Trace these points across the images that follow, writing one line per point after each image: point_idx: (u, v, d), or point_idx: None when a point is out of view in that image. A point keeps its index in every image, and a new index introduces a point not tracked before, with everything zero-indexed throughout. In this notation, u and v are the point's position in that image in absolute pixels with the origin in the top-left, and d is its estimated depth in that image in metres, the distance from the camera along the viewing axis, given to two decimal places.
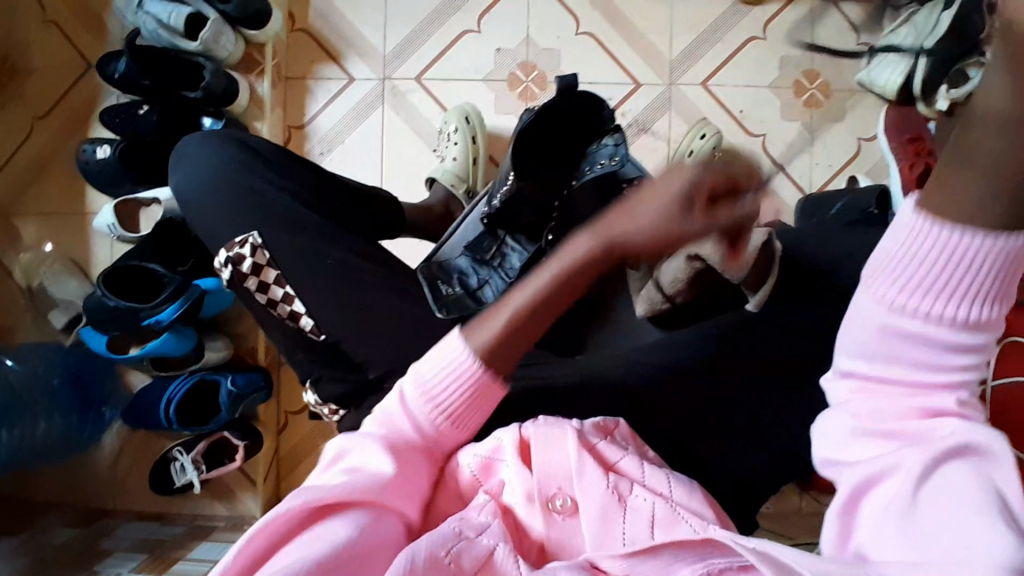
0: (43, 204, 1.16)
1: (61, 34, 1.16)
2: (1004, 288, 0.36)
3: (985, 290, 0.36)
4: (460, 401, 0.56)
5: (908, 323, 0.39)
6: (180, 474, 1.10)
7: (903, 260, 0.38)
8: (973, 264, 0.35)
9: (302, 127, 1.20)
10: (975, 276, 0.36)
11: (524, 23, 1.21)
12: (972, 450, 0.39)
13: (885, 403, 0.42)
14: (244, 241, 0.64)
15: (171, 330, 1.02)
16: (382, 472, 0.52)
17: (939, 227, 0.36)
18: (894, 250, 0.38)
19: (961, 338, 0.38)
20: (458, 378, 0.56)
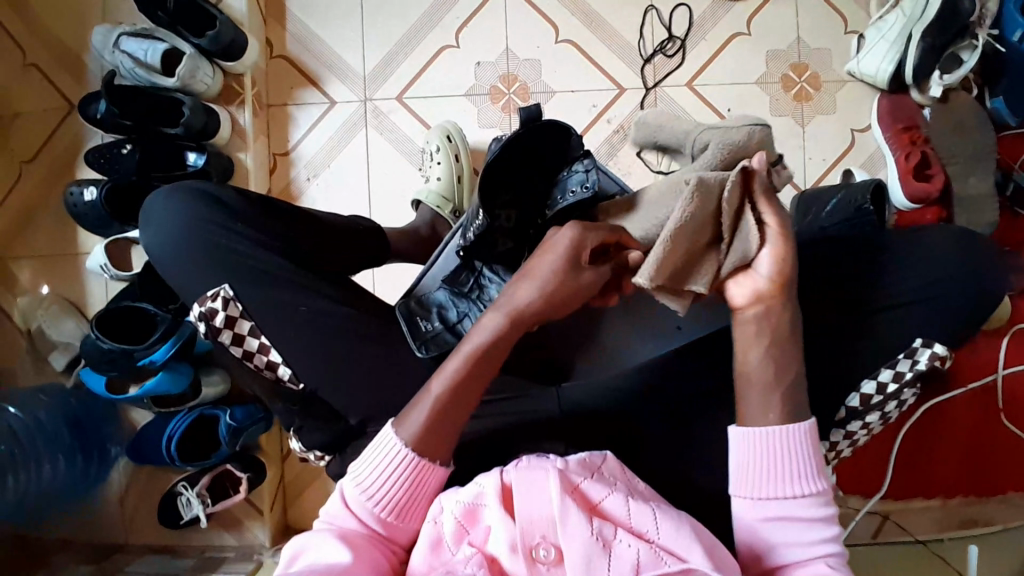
0: (36, 248, 1.17)
1: (44, 78, 1.18)
2: (815, 462, 0.58)
3: (807, 463, 0.58)
4: (405, 490, 0.59)
5: (781, 507, 0.57)
6: (186, 509, 1.10)
7: (754, 458, 0.58)
8: (793, 443, 0.58)
9: (286, 154, 1.20)
10: (801, 454, 0.58)
11: (502, 36, 1.19)
12: None
13: (779, 538, 0.57)
14: (216, 295, 0.66)
15: (166, 369, 1.02)
16: (340, 561, 0.54)
17: (774, 425, 0.58)
18: (744, 453, 0.59)
19: (808, 506, 0.57)
20: (399, 469, 0.59)
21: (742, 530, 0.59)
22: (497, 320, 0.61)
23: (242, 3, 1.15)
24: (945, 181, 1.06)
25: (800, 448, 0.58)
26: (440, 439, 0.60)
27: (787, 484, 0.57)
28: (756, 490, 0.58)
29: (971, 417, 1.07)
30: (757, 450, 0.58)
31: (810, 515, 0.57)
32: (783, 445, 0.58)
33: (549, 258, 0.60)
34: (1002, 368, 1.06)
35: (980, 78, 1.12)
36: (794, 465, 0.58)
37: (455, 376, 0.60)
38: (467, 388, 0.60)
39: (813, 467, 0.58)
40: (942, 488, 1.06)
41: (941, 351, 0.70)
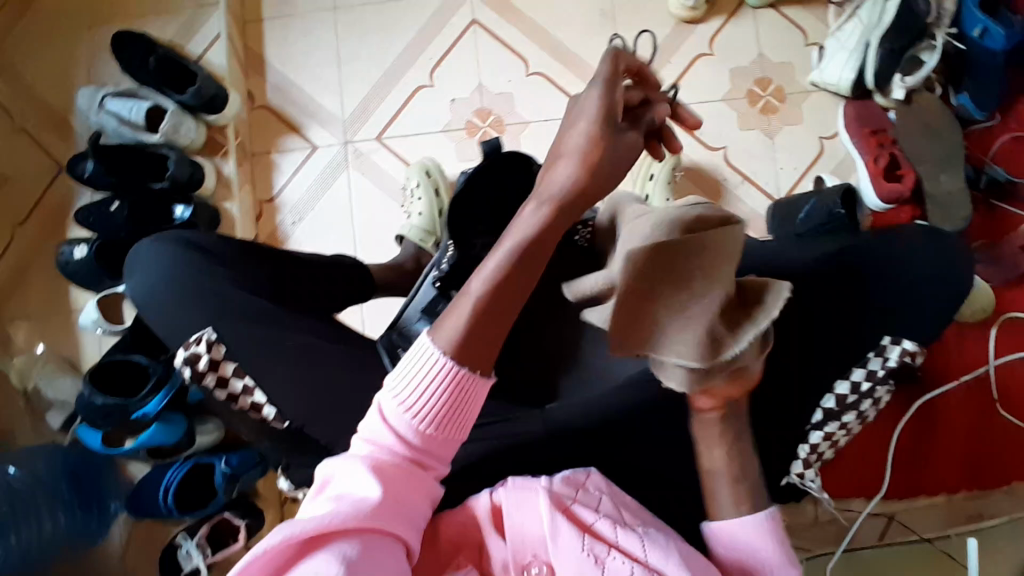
0: (30, 307, 1.19)
1: (34, 142, 1.21)
2: (786, 550, 0.62)
3: (778, 554, 0.62)
4: (444, 404, 0.55)
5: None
6: (186, 561, 1.08)
7: (729, 551, 0.63)
8: (762, 534, 0.62)
9: (272, 199, 1.23)
10: (770, 545, 0.62)
11: (475, 73, 1.23)
12: None
13: None
14: (199, 339, 0.68)
15: (159, 420, 1.03)
16: (366, 498, 0.51)
17: (742, 517, 0.63)
18: (720, 549, 0.63)
19: None
20: (436, 380, 0.55)
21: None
22: (540, 206, 0.59)
23: (223, 58, 1.20)
24: (918, 177, 1.08)
25: (767, 541, 0.62)
26: (484, 342, 0.57)
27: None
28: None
29: (967, 408, 1.06)
30: (728, 547, 0.63)
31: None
32: (750, 539, 0.62)
33: (578, 126, 0.61)
34: (992, 359, 1.07)
35: (943, 77, 1.14)
36: (765, 556, 0.62)
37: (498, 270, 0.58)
38: (514, 282, 0.58)
39: (780, 557, 0.62)
40: (946, 484, 1.04)
41: (911, 346, 0.73)
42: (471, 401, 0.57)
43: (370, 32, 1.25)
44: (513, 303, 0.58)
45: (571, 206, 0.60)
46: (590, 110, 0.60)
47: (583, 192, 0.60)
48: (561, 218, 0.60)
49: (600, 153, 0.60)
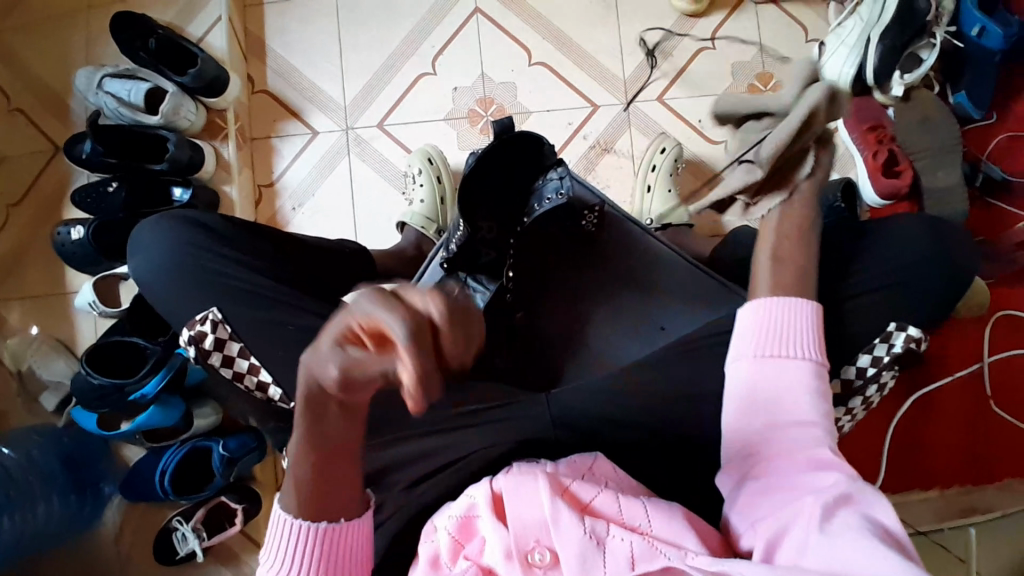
0: (24, 290, 1.17)
1: (30, 122, 1.20)
2: (817, 337, 0.64)
3: (809, 336, 0.63)
4: (315, 559, 0.57)
5: (784, 371, 0.62)
6: (182, 544, 1.08)
7: (760, 326, 0.65)
8: (796, 314, 0.64)
9: (271, 184, 1.22)
10: (801, 327, 0.64)
11: (477, 61, 1.23)
12: (852, 499, 0.53)
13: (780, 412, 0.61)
14: (205, 318, 0.67)
15: (157, 402, 1.03)
16: None
17: (777, 296, 0.65)
18: (747, 331, 0.65)
19: (807, 376, 0.62)
20: (296, 545, 0.57)
21: (747, 396, 0.62)
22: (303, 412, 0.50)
23: (223, 41, 1.19)
24: (917, 173, 1.11)
25: (806, 325, 0.64)
26: (337, 500, 0.56)
27: (793, 350, 0.63)
28: (765, 350, 0.63)
29: (961, 403, 1.08)
30: (769, 319, 0.64)
31: (809, 382, 0.61)
32: (792, 315, 0.64)
33: (323, 334, 0.40)
34: (986, 355, 1.09)
35: (941, 75, 1.15)
36: (794, 332, 0.63)
37: (304, 443, 0.52)
38: (334, 465, 0.55)
39: (813, 341, 0.63)
40: (937, 478, 1.07)
41: (916, 333, 0.72)
42: (348, 548, 0.58)
43: (372, 20, 1.24)
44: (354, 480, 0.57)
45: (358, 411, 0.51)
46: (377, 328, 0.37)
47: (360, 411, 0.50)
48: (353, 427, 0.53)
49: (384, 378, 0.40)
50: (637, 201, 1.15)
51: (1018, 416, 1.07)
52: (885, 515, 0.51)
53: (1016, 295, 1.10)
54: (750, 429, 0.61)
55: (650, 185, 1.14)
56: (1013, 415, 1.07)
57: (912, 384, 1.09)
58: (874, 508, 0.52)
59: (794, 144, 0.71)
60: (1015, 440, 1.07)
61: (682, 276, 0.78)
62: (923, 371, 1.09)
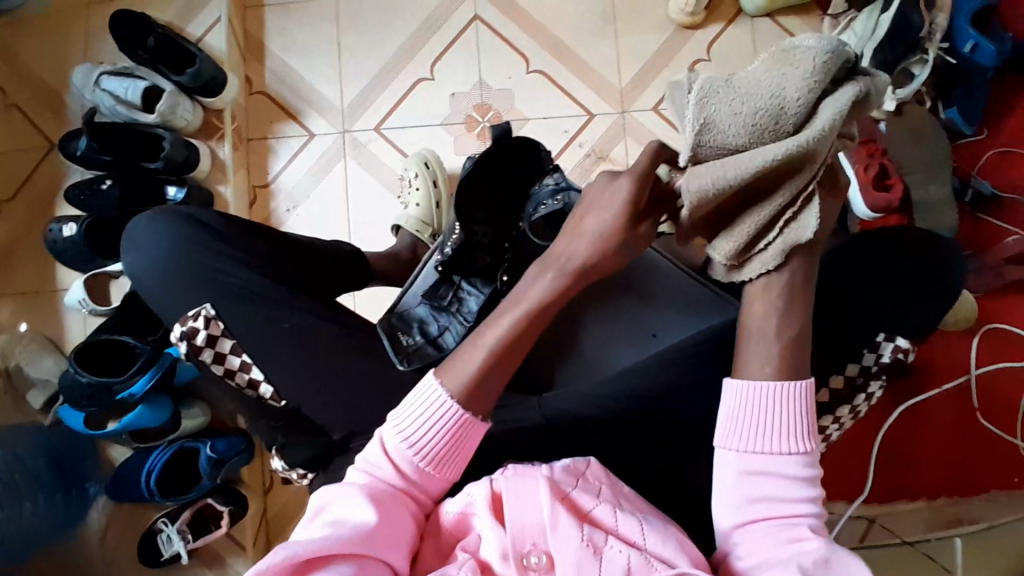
0: (14, 286, 1.16)
1: (25, 118, 1.19)
2: (808, 424, 0.57)
3: (798, 424, 0.57)
4: (443, 446, 0.58)
5: (767, 463, 0.56)
6: (167, 545, 1.07)
7: (748, 411, 0.58)
8: (788, 400, 0.57)
9: (267, 185, 1.22)
10: (792, 412, 0.57)
11: (475, 67, 1.24)
12: (834, 566, 0.52)
13: (764, 494, 0.56)
14: (198, 315, 0.67)
15: (146, 402, 1.02)
16: (366, 521, 0.53)
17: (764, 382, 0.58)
18: (732, 418, 0.58)
19: (794, 466, 0.56)
20: (440, 420, 0.58)
21: (725, 486, 0.58)
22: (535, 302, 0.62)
23: (222, 42, 1.19)
24: (906, 187, 1.10)
25: (795, 408, 0.57)
26: (458, 462, 0.59)
27: (775, 441, 0.57)
28: (744, 444, 0.57)
29: (949, 415, 1.09)
30: (754, 401, 0.57)
31: (796, 473, 0.56)
32: (780, 401, 0.57)
33: (617, 189, 0.61)
34: (974, 367, 1.10)
35: (934, 91, 1.16)
36: (783, 420, 0.57)
37: (511, 320, 0.61)
38: (504, 368, 0.61)
39: (802, 427, 0.57)
40: (926, 489, 1.08)
41: (904, 343, 0.74)
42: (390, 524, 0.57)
43: (372, 25, 1.25)
44: (485, 409, 0.60)
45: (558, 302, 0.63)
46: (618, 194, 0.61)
47: (596, 272, 0.63)
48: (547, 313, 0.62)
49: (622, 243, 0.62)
50: None
51: (1006, 429, 1.08)
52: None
53: (1004, 309, 1.11)
54: (731, 518, 0.57)
55: None
56: (1000, 429, 1.08)
57: (899, 395, 1.10)
58: (851, 569, 0.51)
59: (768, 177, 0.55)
60: (1003, 453, 1.07)
61: (675, 282, 0.79)
62: (911, 382, 1.10)
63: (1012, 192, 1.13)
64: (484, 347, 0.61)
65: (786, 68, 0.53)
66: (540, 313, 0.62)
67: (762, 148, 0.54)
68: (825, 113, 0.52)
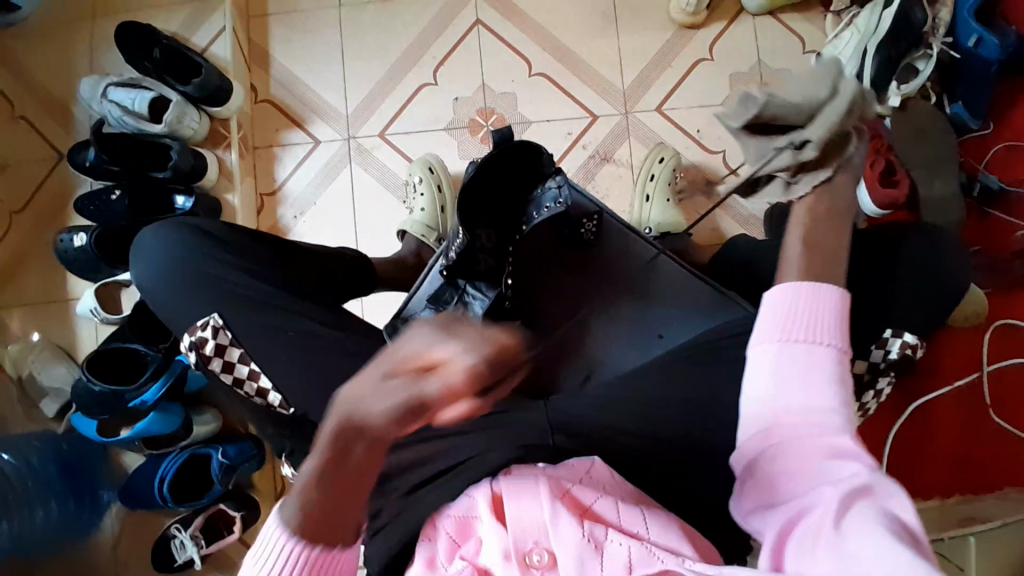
0: (27, 296, 1.18)
1: (35, 131, 1.21)
2: (844, 323, 0.56)
3: (834, 324, 0.55)
4: (307, 568, 0.50)
5: (802, 359, 0.54)
6: (180, 552, 1.08)
7: (786, 310, 0.56)
8: (825, 301, 0.56)
9: (273, 193, 1.23)
10: (828, 312, 0.56)
11: (478, 72, 1.25)
12: (871, 488, 0.47)
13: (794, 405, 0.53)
14: (206, 325, 0.68)
15: (158, 409, 1.03)
16: None
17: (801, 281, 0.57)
18: (770, 317, 0.57)
19: (830, 366, 0.54)
20: (294, 555, 0.49)
21: (757, 384, 0.55)
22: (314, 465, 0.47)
23: (228, 52, 1.21)
24: (912, 183, 1.09)
25: (829, 308, 0.56)
26: (337, 521, 0.50)
27: (812, 336, 0.55)
28: (782, 336, 0.55)
29: (961, 413, 1.09)
30: (793, 302, 0.56)
31: (829, 376, 0.53)
32: (816, 302, 0.56)
33: (371, 385, 0.44)
34: (985, 364, 1.09)
35: (938, 85, 1.16)
36: (818, 320, 0.55)
37: (313, 475, 0.47)
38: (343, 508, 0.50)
39: (835, 326, 0.55)
40: (936, 487, 1.08)
41: (913, 339, 0.75)
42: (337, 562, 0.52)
43: (375, 31, 1.26)
44: (350, 533, 0.51)
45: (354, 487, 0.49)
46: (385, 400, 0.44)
47: (382, 439, 0.46)
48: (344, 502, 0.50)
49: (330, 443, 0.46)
50: (636, 211, 1.16)
51: (1018, 425, 1.07)
52: (904, 513, 0.44)
53: (1015, 304, 1.10)
54: (759, 430, 0.54)
55: (649, 194, 1.15)
56: (1012, 425, 1.07)
57: (909, 393, 1.10)
58: (892, 498, 0.46)
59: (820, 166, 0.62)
60: (1014, 450, 1.07)
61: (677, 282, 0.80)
62: (921, 380, 1.10)
63: (1020, 187, 1.13)
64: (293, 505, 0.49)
65: (813, 80, 0.62)
66: (337, 469, 0.47)
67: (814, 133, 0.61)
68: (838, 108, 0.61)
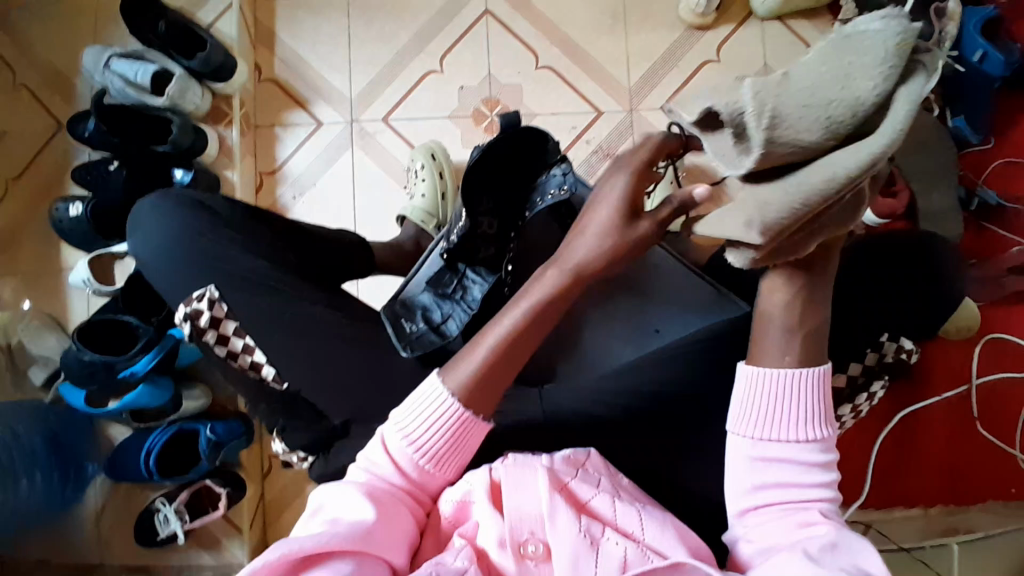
0: (19, 264, 1.17)
1: (34, 98, 1.20)
2: (825, 407, 0.58)
3: (815, 409, 0.57)
4: (441, 448, 0.58)
5: (782, 450, 0.57)
6: (164, 525, 1.08)
7: (760, 398, 0.58)
8: (809, 386, 0.57)
9: (273, 172, 1.23)
10: (810, 396, 0.57)
11: (485, 62, 1.24)
12: (841, 546, 0.52)
13: (777, 475, 0.57)
14: (202, 296, 0.67)
15: (147, 381, 1.02)
16: (363, 520, 0.53)
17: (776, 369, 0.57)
18: (746, 403, 0.59)
19: (809, 450, 0.57)
20: (443, 419, 0.58)
21: (735, 474, 0.59)
22: (558, 276, 0.60)
23: (233, 28, 1.20)
24: (913, 195, 1.11)
25: (814, 391, 0.57)
26: (485, 398, 0.59)
27: (792, 428, 0.57)
28: (757, 431, 0.58)
29: (947, 424, 1.10)
30: (772, 382, 0.57)
31: (811, 459, 0.57)
32: (800, 386, 0.57)
33: (606, 206, 0.60)
34: (974, 377, 1.10)
35: (941, 99, 1.16)
36: (801, 407, 0.57)
37: (519, 319, 0.60)
38: (520, 351, 0.60)
39: (819, 412, 0.57)
40: (921, 496, 1.09)
41: (908, 345, 0.77)
42: None
43: (383, 15, 1.25)
44: (488, 409, 0.59)
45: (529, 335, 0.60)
46: (590, 238, 0.60)
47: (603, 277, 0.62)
48: (534, 336, 0.60)
49: (618, 241, 0.60)
50: None
51: (1003, 438, 1.08)
52: (872, 564, 0.50)
53: (1006, 319, 1.11)
54: (739, 501, 0.59)
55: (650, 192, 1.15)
56: (997, 438, 1.09)
57: (898, 401, 1.11)
58: (861, 554, 0.51)
59: (835, 196, 0.45)
60: (1000, 464, 1.08)
61: (674, 277, 0.80)
62: (910, 389, 1.11)
63: (1016, 202, 1.14)
64: (497, 332, 0.60)
65: (858, 60, 0.42)
66: (536, 319, 0.60)
67: (840, 153, 0.43)
68: (895, 116, 0.40)
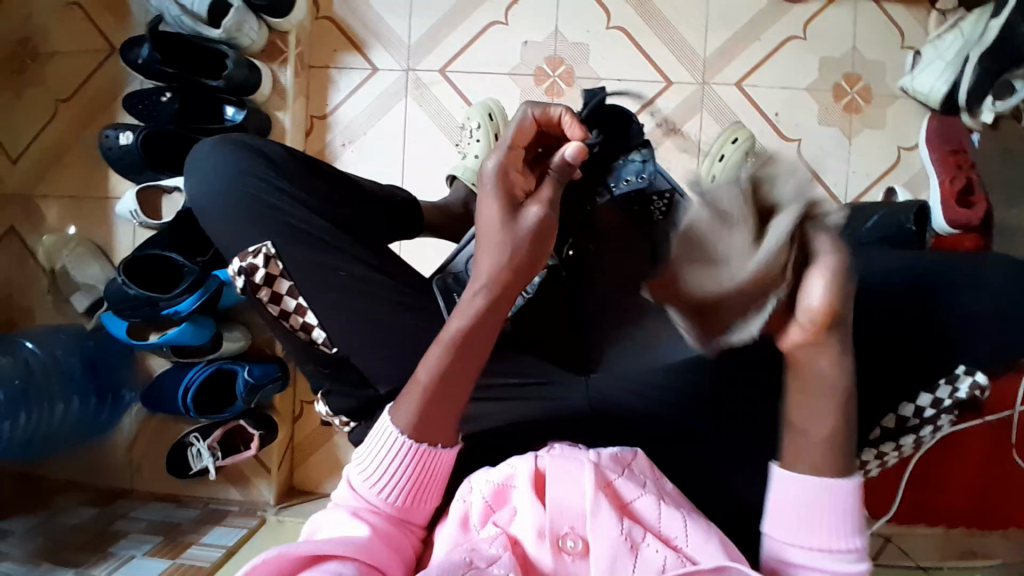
0: (67, 188, 1.17)
1: (86, 17, 1.16)
2: (855, 521, 0.53)
3: (846, 522, 0.53)
4: (410, 483, 0.57)
5: (807, 557, 0.53)
6: (197, 459, 1.10)
7: (790, 505, 0.53)
8: (839, 500, 0.53)
9: (324, 117, 1.19)
10: (839, 511, 0.53)
11: (553, 16, 1.17)
12: None
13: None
14: (258, 251, 0.66)
15: (190, 320, 1.03)
16: (358, 536, 0.54)
17: (807, 479, 0.53)
18: (775, 508, 0.54)
19: (842, 560, 0.53)
20: (399, 457, 0.57)
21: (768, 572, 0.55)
22: (440, 350, 0.56)
23: None
24: (990, 208, 1.02)
25: (844, 504, 0.53)
26: (441, 421, 0.57)
27: (818, 535, 0.53)
28: (781, 536, 0.54)
29: (983, 449, 1.03)
30: (799, 495, 0.53)
31: (843, 563, 0.53)
32: (830, 499, 0.52)
33: (487, 202, 0.57)
34: (1019, 404, 0.99)
35: None
36: (833, 519, 0.53)
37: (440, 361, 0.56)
38: (467, 360, 0.56)
39: (851, 526, 0.53)
40: (946, 517, 1.06)
41: (983, 381, 0.72)
42: (437, 469, 0.58)
43: None
44: (450, 434, 0.58)
45: (456, 383, 0.57)
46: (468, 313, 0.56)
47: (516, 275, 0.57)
48: (462, 370, 0.56)
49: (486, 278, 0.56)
50: None
51: None
52: None
53: None
54: None
55: None
56: None
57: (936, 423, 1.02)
58: None
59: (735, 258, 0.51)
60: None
61: None
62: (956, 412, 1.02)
63: None
64: (431, 367, 0.56)
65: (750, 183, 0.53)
66: (444, 386, 0.56)
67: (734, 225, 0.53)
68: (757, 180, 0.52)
